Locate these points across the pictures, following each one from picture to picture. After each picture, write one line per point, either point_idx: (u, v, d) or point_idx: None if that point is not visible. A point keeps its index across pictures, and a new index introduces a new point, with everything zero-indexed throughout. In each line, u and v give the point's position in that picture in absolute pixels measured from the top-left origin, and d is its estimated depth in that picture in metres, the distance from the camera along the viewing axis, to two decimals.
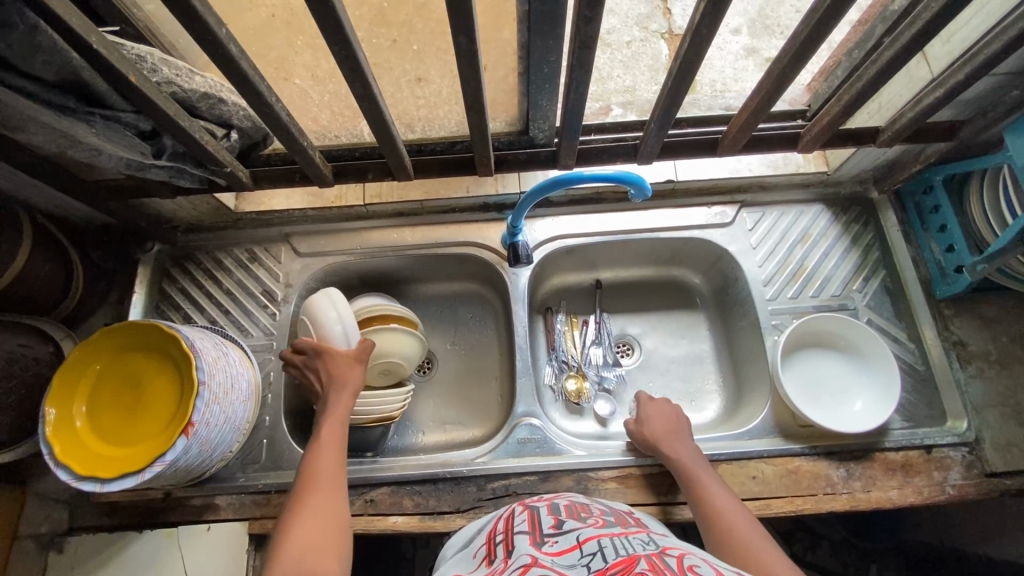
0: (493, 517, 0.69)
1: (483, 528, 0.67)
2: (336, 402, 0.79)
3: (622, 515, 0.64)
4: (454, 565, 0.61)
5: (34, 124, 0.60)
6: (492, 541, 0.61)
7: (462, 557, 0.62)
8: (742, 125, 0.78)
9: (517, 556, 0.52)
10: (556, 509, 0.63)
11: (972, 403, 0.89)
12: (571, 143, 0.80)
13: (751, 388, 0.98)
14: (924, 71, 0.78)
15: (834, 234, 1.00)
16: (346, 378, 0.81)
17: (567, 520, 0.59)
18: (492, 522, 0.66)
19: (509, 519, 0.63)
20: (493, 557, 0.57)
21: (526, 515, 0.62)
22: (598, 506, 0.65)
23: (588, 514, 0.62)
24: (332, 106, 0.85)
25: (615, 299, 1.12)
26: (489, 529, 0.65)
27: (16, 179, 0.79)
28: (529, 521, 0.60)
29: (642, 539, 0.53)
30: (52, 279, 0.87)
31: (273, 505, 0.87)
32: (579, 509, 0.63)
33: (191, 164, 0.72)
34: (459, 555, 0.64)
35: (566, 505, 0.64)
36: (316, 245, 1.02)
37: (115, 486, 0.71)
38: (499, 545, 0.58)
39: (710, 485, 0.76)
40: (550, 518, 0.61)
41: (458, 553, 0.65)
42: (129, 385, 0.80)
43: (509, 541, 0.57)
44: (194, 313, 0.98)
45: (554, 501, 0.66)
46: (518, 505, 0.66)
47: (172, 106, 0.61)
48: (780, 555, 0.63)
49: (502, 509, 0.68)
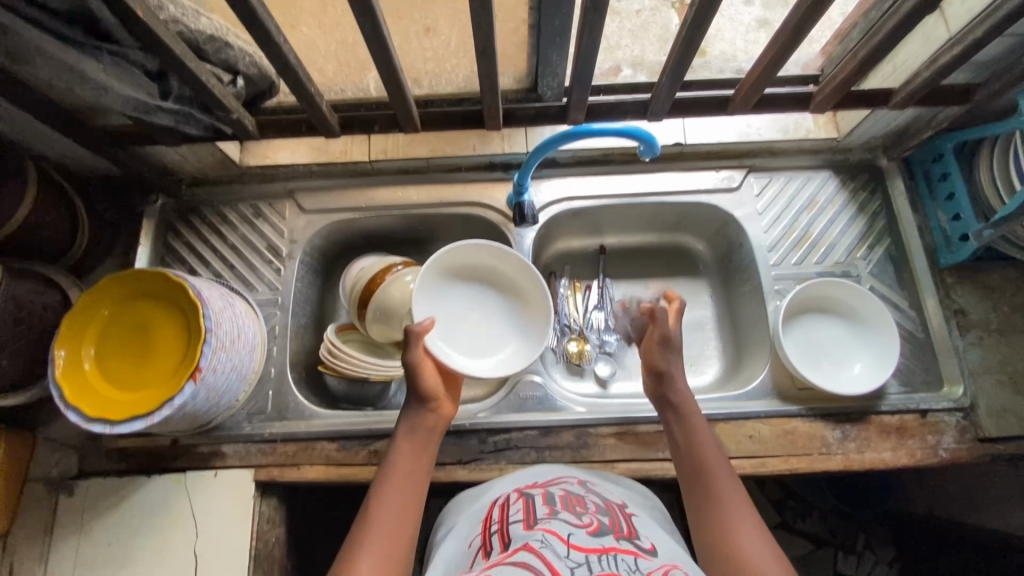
0: (487, 504, 0.70)
1: (477, 516, 0.68)
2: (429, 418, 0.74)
3: (617, 515, 0.64)
4: (450, 556, 0.62)
5: (41, 56, 0.61)
6: (487, 530, 0.62)
7: (460, 545, 0.63)
8: (754, 82, 0.77)
9: (509, 541, 0.56)
10: (551, 499, 0.64)
11: (969, 368, 0.89)
12: (581, 96, 0.79)
13: (752, 351, 0.99)
14: (942, 31, 0.77)
15: (841, 202, 1.00)
16: (433, 393, 0.74)
17: (562, 511, 0.61)
18: (486, 510, 0.68)
19: (504, 508, 0.64)
20: (489, 549, 0.58)
21: (521, 503, 0.64)
22: (593, 500, 0.66)
23: (583, 510, 0.62)
24: (339, 57, 0.83)
25: (619, 264, 1.12)
26: (484, 517, 0.66)
27: (20, 122, 0.78)
28: (524, 510, 0.62)
29: (628, 562, 0.53)
30: (60, 227, 0.87)
31: (280, 453, 0.89)
32: (574, 502, 0.64)
33: (198, 110, 0.72)
34: (455, 543, 0.65)
35: (561, 496, 0.65)
36: (322, 201, 1.01)
37: (125, 428, 0.72)
38: (494, 535, 0.60)
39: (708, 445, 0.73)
40: (545, 506, 0.62)
41: (455, 535, 0.66)
42: (135, 332, 0.80)
43: (505, 530, 0.59)
44: (200, 267, 0.99)
45: (549, 491, 0.67)
46: (515, 493, 0.68)
47: (179, 45, 0.60)
48: (769, 544, 0.62)
49: (497, 497, 0.70)
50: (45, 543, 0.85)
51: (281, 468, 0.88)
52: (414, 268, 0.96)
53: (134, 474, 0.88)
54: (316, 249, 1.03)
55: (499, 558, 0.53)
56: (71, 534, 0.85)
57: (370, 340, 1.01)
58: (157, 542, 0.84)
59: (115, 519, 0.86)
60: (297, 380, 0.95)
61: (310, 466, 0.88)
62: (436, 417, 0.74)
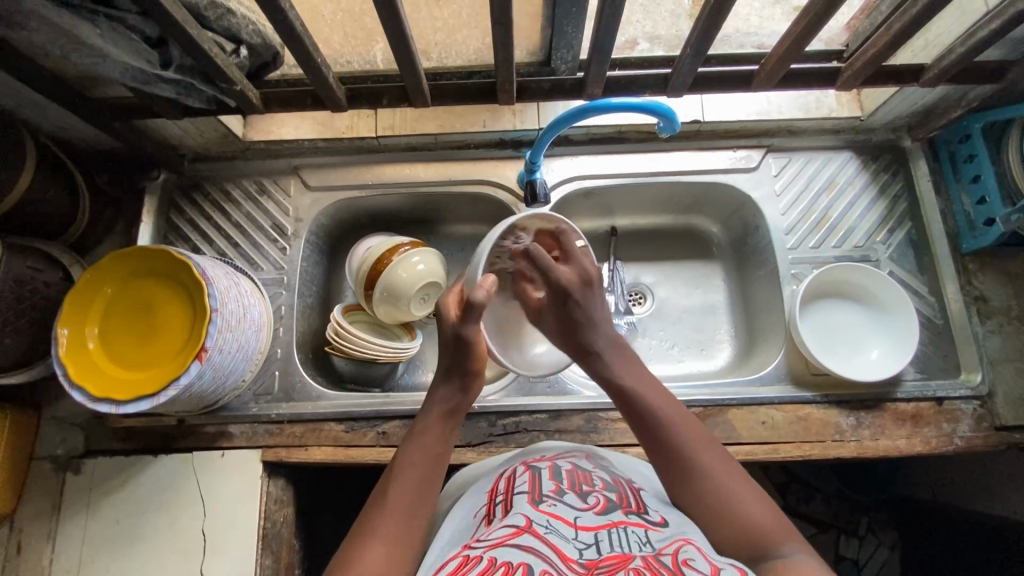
0: (492, 475, 0.69)
1: (483, 485, 0.67)
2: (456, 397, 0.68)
3: (625, 490, 0.62)
4: (453, 524, 0.61)
5: (35, 20, 0.58)
6: (493, 501, 0.61)
7: (463, 515, 0.63)
8: (781, 56, 0.73)
9: (514, 514, 0.55)
10: (557, 474, 0.63)
11: (989, 357, 0.88)
12: (599, 70, 0.75)
13: (767, 336, 0.97)
14: (980, 3, 0.73)
15: (861, 183, 0.97)
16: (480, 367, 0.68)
17: (568, 492, 0.59)
18: (492, 481, 0.66)
19: (511, 480, 0.64)
20: (493, 517, 0.58)
21: (527, 476, 0.63)
22: (600, 476, 0.64)
23: (590, 489, 0.60)
24: (345, 27, 0.79)
25: (630, 247, 1.10)
26: (490, 488, 0.65)
27: (15, 93, 0.75)
28: (530, 482, 0.61)
29: (638, 535, 0.53)
30: (61, 203, 0.85)
31: (288, 434, 0.88)
32: (581, 480, 0.62)
33: (200, 81, 0.69)
34: (462, 511, 0.63)
35: (568, 471, 0.64)
36: (327, 178, 0.99)
37: (131, 408, 0.71)
38: (498, 505, 0.59)
39: (677, 416, 0.64)
40: (551, 483, 0.61)
41: (462, 503, 0.65)
42: (139, 311, 0.79)
43: (509, 501, 0.59)
44: (204, 245, 0.97)
45: (556, 465, 0.65)
46: (521, 466, 0.67)
47: (179, 10, 0.57)
48: (764, 503, 0.58)
49: (503, 470, 0.68)
50: (53, 521, 0.85)
51: (288, 449, 0.87)
52: (422, 248, 0.93)
53: (141, 454, 0.87)
54: (322, 227, 1.01)
55: (503, 536, 0.51)
56: (79, 513, 0.85)
57: (376, 321, 0.99)
58: (165, 520, 0.84)
59: (122, 497, 0.85)
60: (303, 361, 0.95)
61: (317, 447, 0.87)
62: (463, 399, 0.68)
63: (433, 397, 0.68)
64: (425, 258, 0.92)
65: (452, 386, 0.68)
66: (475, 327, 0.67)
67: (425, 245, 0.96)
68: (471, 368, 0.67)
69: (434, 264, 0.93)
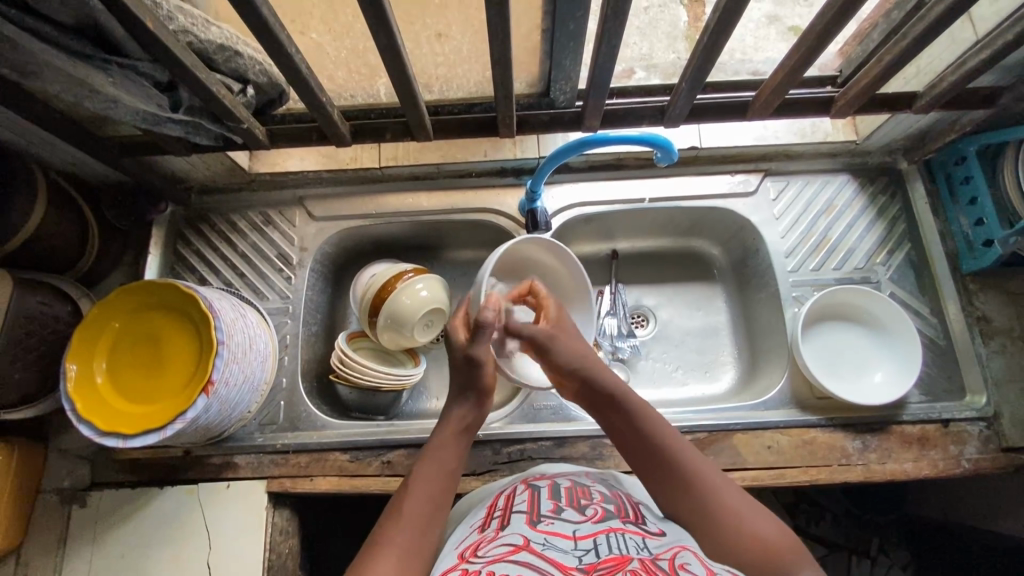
0: (493, 494, 0.70)
1: (482, 504, 0.67)
2: (462, 412, 0.70)
3: (623, 502, 0.62)
4: (455, 532, 0.63)
5: (51, 69, 0.60)
6: (491, 514, 0.62)
7: (462, 529, 0.63)
8: (776, 86, 0.75)
9: (510, 533, 0.55)
10: (556, 492, 0.63)
11: (993, 378, 0.88)
12: (597, 103, 0.77)
13: (771, 359, 0.97)
14: (970, 32, 0.75)
15: (860, 206, 0.98)
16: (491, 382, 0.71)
17: (566, 508, 0.59)
18: (493, 499, 0.67)
19: (510, 498, 0.64)
20: (488, 528, 0.58)
21: (527, 494, 0.63)
22: (598, 490, 0.64)
23: (588, 502, 0.61)
24: (348, 63, 0.80)
25: (632, 270, 1.10)
26: (490, 504, 0.65)
27: (27, 132, 0.77)
28: (529, 502, 0.61)
29: (636, 541, 0.53)
30: (69, 238, 0.86)
31: (293, 464, 0.88)
32: (579, 495, 0.63)
33: (208, 120, 0.71)
34: (460, 526, 0.64)
35: (568, 489, 0.64)
36: (331, 208, 1.00)
37: (138, 442, 0.71)
38: (495, 518, 0.60)
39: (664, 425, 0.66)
40: (550, 501, 0.61)
41: (460, 524, 0.66)
42: (148, 344, 0.80)
43: (506, 518, 0.59)
44: (210, 275, 0.98)
45: (556, 483, 0.66)
46: (522, 484, 0.67)
47: (189, 56, 0.59)
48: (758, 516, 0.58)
49: (505, 487, 0.69)
50: (57, 556, 0.85)
51: (293, 479, 0.87)
52: (425, 275, 0.94)
53: (147, 486, 0.87)
54: (326, 256, 1.02)
55: (501, 553, 0.51)
56: (84, 545, 0.85)
57: (381, 348, 1.00)
58: (170, 551, 0.84)
59: (127, 531, 0.85)
60: (308, 390, 0.95)
61: (323, 477, 0.87)
62: (471, 416, 0.70)
63: (450, 414, 0.70)
64: (427, 284, 0.93)
65: (459, 405, 0.70)
66: (483, 348, 0.71)
67: (428, 271, 0.96)
68: (484, 385, 0.71)
69: (437, 291, 0.94)
